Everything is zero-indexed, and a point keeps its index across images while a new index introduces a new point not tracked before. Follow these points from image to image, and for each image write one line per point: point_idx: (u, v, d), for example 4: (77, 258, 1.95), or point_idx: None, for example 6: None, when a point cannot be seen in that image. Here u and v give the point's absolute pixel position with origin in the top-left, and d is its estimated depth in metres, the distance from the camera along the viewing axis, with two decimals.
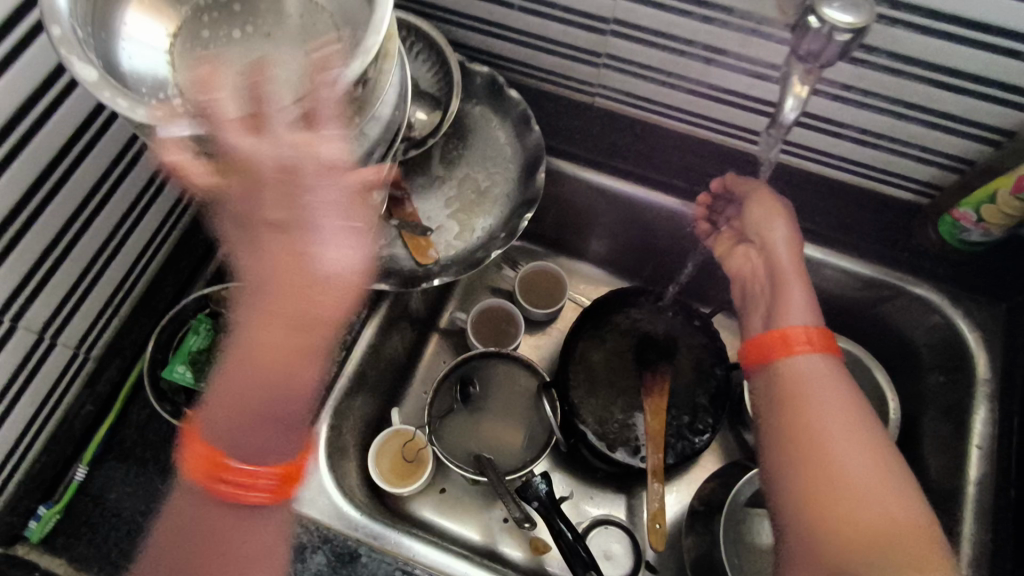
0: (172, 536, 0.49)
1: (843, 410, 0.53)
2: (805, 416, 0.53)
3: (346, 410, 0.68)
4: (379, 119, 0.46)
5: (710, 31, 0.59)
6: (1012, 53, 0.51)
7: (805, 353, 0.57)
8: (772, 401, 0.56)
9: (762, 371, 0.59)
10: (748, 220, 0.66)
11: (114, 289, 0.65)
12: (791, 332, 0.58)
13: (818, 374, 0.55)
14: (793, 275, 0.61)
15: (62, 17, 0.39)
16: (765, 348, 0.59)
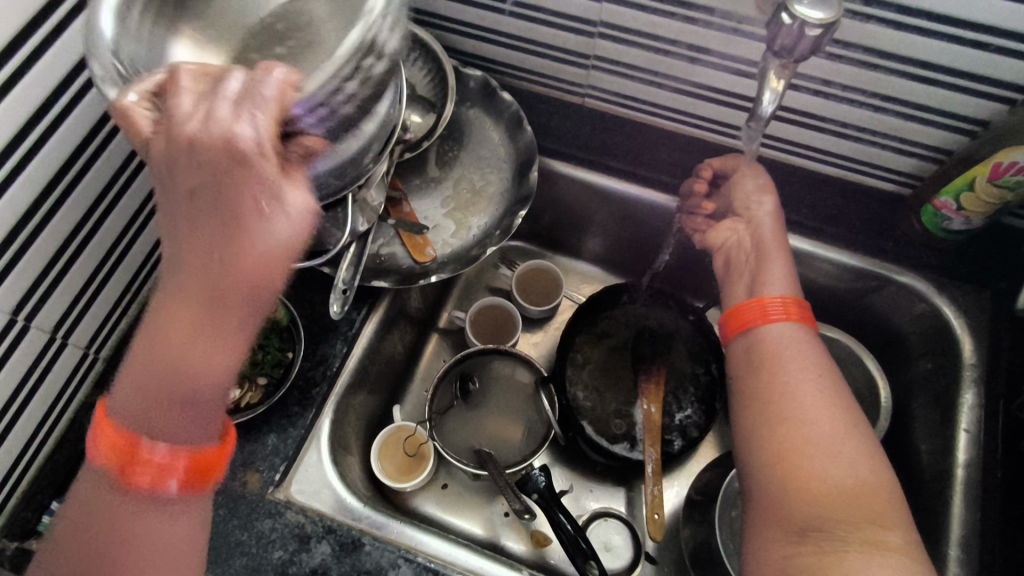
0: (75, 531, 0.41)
1: (809, 374, 0.54)
2: (776, 377, 0.54)
3: (348, 405, 0.69)
4: (375, 116, 0.48)
5: (693, 30, 0.61)
6: (980, 45, 0.53)
7: (782, 324, 0.58)
8: (747, 364, 0.58)
9: (738, 339, 0.60)
10: (737, 202, 0.68)
11: (123, 290, 0.67)
12: (767, 305, 0.59)
13: (788, 341, 0.57)
14: (773, 249, 0.63)
15: (100, 49, 0.39)
16: (745, 316, 0.61)
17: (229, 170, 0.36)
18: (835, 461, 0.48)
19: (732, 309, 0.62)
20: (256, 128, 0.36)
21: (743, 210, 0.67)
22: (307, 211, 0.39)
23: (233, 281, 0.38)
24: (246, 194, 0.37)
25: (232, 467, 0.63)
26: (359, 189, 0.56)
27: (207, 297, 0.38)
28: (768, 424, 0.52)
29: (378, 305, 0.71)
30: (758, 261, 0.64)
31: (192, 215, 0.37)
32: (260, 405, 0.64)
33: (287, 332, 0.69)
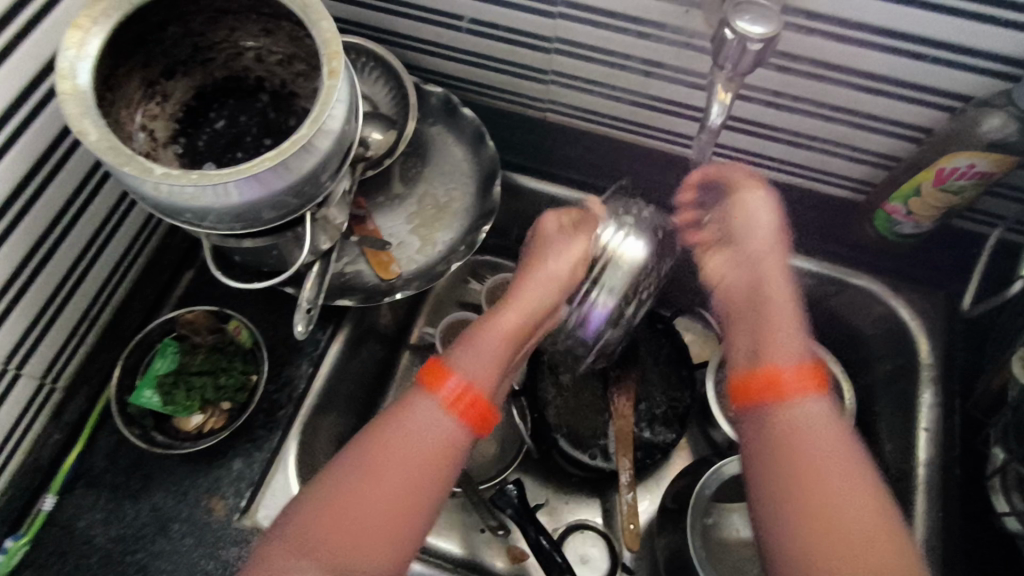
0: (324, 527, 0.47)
1: (843, 470, 0.47)
2: (807, 464, 0.46)
3: (317, 426, 0.67)
4: (328, 133, 0.48)
5: (646, 45, 0.63)
6: (915, 55, 0.55)
7: (805, 405, 0.49)
8: (766, 438, 0.49)
9: (754, 414, 0.50)
10: (734, 239, 0.60)
11: (80, 316, 0.65)
12: (791, 381, 0.49)
13: (817, 429, 0.48)
14: (766, 279, 0.57)
15: (304, 298, 0.61)
16: (754, 384, 0.51)
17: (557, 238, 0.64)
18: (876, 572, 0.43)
19: (739, 379, 0.51)
20: (554, 222, 0.65)
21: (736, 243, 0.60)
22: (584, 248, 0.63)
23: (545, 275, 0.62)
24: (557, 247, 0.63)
25: (198, 495, 0.62)
26: (318, 206, 0.55)
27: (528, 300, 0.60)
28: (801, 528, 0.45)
29: (343, 325, 0.71)
30: (752, 302, 0.56)
31: (553, 260, 0.62)
32: (223, 429, 0.63)
33: (251, 356, 0.67)
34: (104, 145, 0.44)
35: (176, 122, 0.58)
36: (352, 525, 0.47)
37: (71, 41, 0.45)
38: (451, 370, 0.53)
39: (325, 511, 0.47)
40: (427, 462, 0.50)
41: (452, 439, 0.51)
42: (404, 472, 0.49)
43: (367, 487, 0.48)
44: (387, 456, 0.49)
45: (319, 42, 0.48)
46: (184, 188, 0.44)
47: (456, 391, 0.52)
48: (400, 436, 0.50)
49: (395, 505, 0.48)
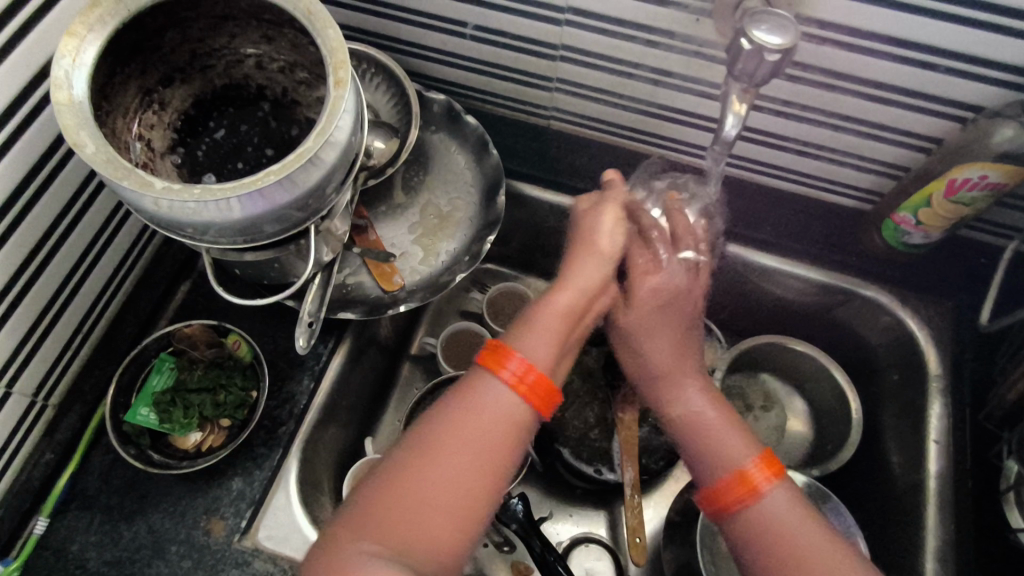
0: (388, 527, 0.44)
1: (824, 546, 0.48)
2: (796, 559, 0.47)
3: (318, 441, 0.65)
4: (334, 145, 0.47)
5: (655, 54, 0.62)
6: (929, 66, 0.54)
7: (769, 491, 0.50)
8: (752, 551, 0.49)
9: (732, 521, 0.51)
10: (657, 351, 0.60)
11: (72, 331, 0.63)
12: (748, 474, 0.51)
13: (787, 512, 0.49)
14: (685, 373, 0.58)
15: (305, 312, 0.59)
16: (726, 497, 0.51)
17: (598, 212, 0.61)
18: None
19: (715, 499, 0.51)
20: (596, 197, 0.62)
21: (642, 363, 0.60)
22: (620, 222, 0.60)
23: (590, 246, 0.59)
24: (599, 223, 0.60)
25: (196, 516, 0.60)
26: (321, 219, 0.53)
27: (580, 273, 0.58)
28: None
29: (345, 338, 0.69)
30: (680, 414, 0.57)
31: (600, 234, 0.60)
32: (221, 449, 0.61)
33: (250, 371, 0.65)
34: (102, 158, 0.42)
35: (174, 131, 0.56)
36: (420, 507, 0.45)
37: (67, 49, 0.43)
38: (511, 351, 0.51)
39: (390, 505, 0.45)
40: (495, 443, 0.48)
41: (519, 420, 0.49)
42: (472, 453, 0.47)
43: (436, 467, 0.46)
44: (456, 431, 0.48)
45: (324, 51, 0.46)
46: (186, 203, 0.43)
47: (519, 372, 0.50)
48: (467, 415, 0.48)
49: (466, 485, 0.47)
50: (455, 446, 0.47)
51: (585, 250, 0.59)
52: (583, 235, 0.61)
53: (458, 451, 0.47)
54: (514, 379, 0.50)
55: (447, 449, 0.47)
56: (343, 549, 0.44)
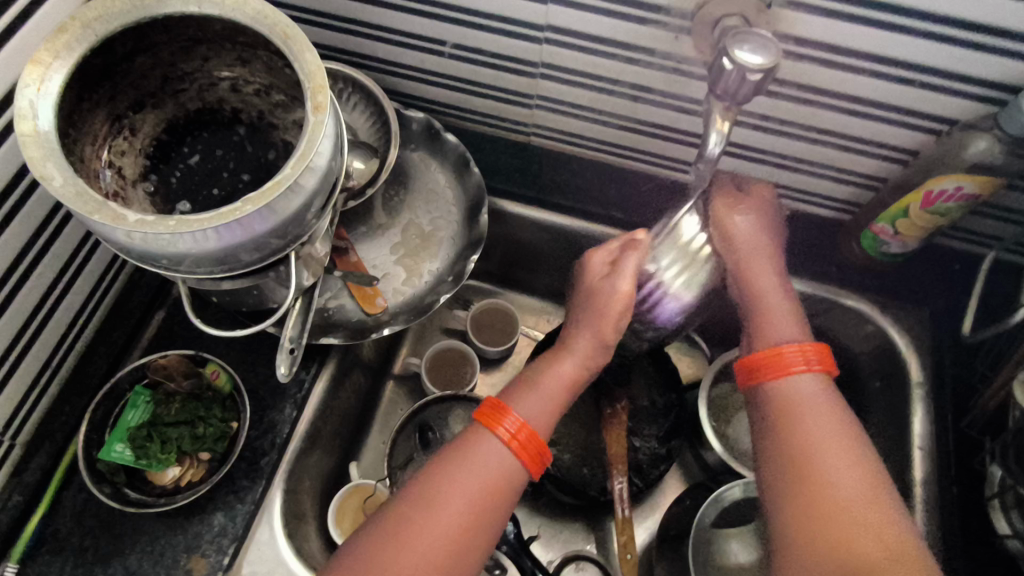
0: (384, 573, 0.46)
1: (836, 429, 0.50)
2: (801, 425, 0.50)
3: (302, 471, 0.63)
4: (315, 171, 0.45)
5: (633, 71, 0.62)
6: (904, 81, 0.55)
7: (800, 374, 0.53)
8: (763, 415, 0.52)
9: (757, 389, 0.54)
10: (734, 242, 0.61)
11: (41, 366, 0.61)
12: (787, 352, 0.54)
13: (816, 395, 0.52)
14: (767, 258, 0.61)
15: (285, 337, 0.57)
16: (760, 365, 0.55)
17: (611, 276, 0.60)
18: (874, 528, 0.45)
19: (745, 360, 0.56)
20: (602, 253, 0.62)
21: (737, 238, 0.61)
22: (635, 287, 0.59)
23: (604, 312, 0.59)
24: (615, 287, 0.59)
25: (176, 554, 0.58)
26: (303, 243, 0.52)
27: (589, 347, 0.59)
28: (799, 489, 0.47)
29: (328, 363, 0.67)
30: (751, 295, 0.60)
31: (611, 305, 0.58)
32: (201, 484, 0.60)
33: (230, 402, 0.63)
34: (71, 191, 0.41)
35: (146, 157, 0.55)
36: (416, 554, 0.46)
37: (31, 77, 0.42)
38: (507, 412, 0.53)
39: (384, 551, 0.46)
40: (490, 494, 0.49)
41: (514, 472, 0.51)
42: (466, 504, 0.49)
43: (430, 514, 0.48)
44: (448, 475, 0.50)
45: (302, 76, 0.45)
46: (159, 235, 0.41)
47: (513, 430, 0.52)
48: (462, 466, 0.50)
49: (456, 538, 0.48)
50: (447, 491, 0.49)
51: (595, 325, 0.59)
52: (588, 309, 0.60)
53: (450, 497, 0.49)
54: (507, 436, 0.52)
55: (439, 493, 0.49)
56: None
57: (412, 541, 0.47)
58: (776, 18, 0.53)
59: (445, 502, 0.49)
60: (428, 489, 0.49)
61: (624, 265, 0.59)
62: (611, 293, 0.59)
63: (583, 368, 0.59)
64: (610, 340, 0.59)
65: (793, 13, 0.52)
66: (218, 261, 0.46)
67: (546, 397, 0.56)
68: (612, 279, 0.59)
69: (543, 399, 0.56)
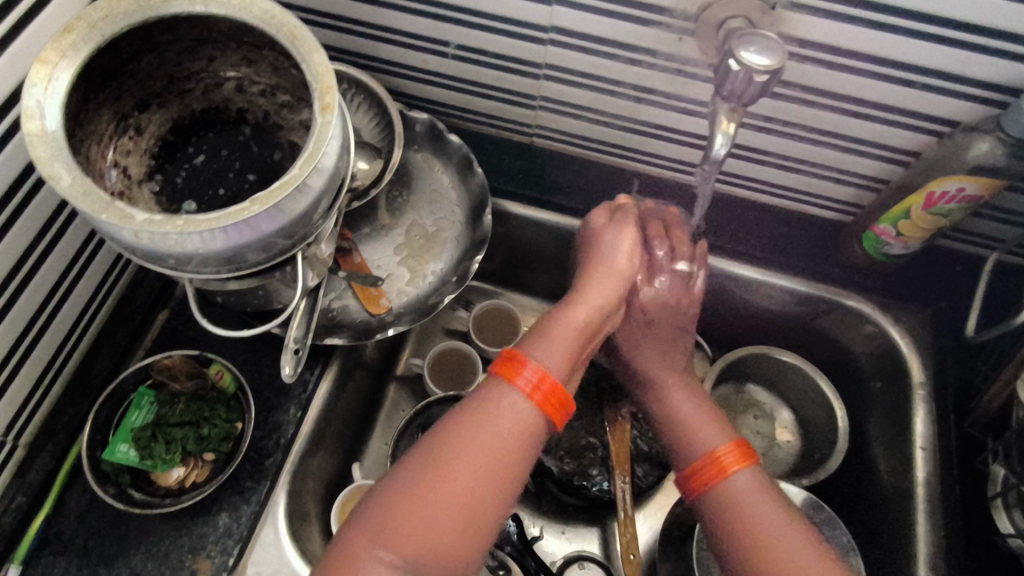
0: (404, 525, 0.45)
1: (780, 522, 0.52)
2: (753, 529, 0.52)
3: (306, 471, 0.63)
4: (322, 171, 0.46)
5: (637, 72, 0.62)
6: (907, 83, 0.56)
7: (735, 472, 0.56)
8: (717, 526, 0.54)
9: (705, 499, 0.56)
10: (645, 342, 0.67)
11: (44, 366, 0.60)
12: (716, 459, 0.56)
13: (750, 489, 0.55)
14: (676, 377, 0.65)
15: (290, 337, 0.57)
16: (701, 476, 0.57)
17: (610, 232, 0.65)
18: None
19: (688, 471, 0.58)
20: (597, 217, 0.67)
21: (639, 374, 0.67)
22: (631, 237, 0.64)
23: (605, 260, 0.63)
24: (611, 239, 0.64)
25: (181, 555, 0.58)
26: (309, 244, 0.52)
27: (598, 284, 0.61)
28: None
29: (331, 363, 0.67)
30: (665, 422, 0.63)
31: (609, 252, 0.63)
32: (206, 484, 0.59)
33: (234, 402, 0.63)
34: (79, 190, 0.41)
35: (151, 157, 0.55)
36: (435, 509, 0.46)
37: (38, 77, 0.42)
38: (528, 359, 0.53)
39: (403, 507, 0.46)
40: (509, 450, 0.49)
41: (534, 425, 0.51)
42: (485, 461, 0.48)
43: (448, 469, 0.47)
44: (466, 431, 0.49)
45: (309, 76, 0.46)
46: (167, 234, 0.41)
47: (534, 381, 0.52)
48: (480, 422, 0.50)
49: (475, 493, 0.47)
50: (466, 448, 0.48)
51: (597, 270, 0.62)
52: (591, 259, 0.64)
53: (469, 454, 0.48)
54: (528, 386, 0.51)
55: (458, 450, 0.48)
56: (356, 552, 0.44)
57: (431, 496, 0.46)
58: (780, 19, 0.53)
59: (464, 458, 0.48)
60: (447, 446, 0.49)
61: (620, 223, 0.65)
62: (611, 241, 0.64)
63: (598, 314, 0.59)
64: (615, 282, 0.62)
65: (797, 15, 0.52)
66: (225, 260, 0.46)
67: (569, 345, 0.56)
68: (611, 233, 0.65)
69: (568, 335, 0.56)
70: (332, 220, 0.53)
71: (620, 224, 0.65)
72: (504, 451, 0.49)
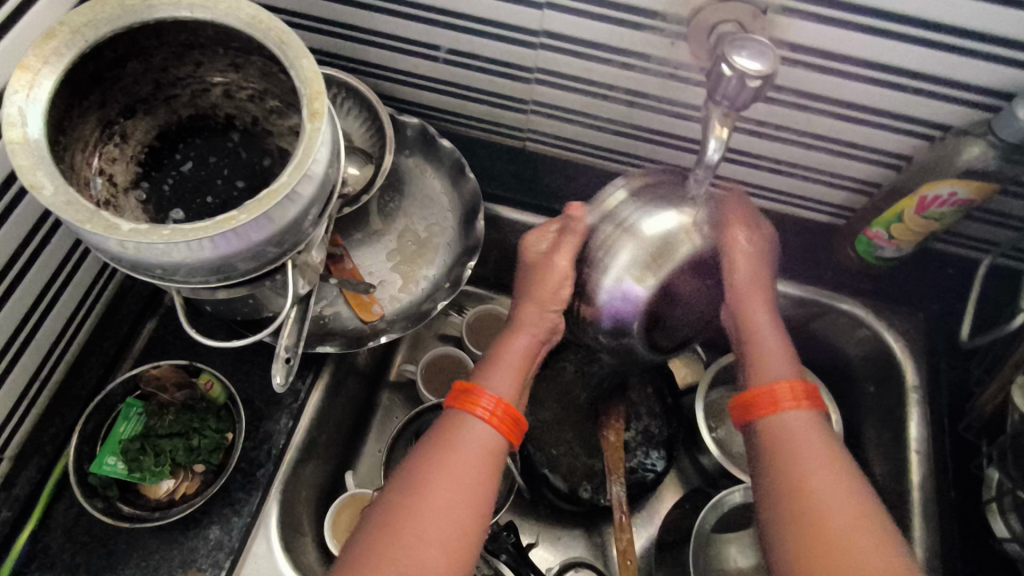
0: (390, 553, 0.45)
1: (825, 459, 0.49)
2: (795, 456, 0.49)
3: (298, 481, 0.62)
4: (311, 178, 0.45)
5: (629, 76, 0.62)
6: (899, 88, 0.56)
7: (790, 408, 0.52)
8: (759, 456, 0.52)
9: (754, 425, 0.53)
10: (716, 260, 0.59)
11: (29, 377, 0.59)
12: (779, 388, 0.53)
13: (805, 430, 0.51)
14: (765, 291, 0.59)
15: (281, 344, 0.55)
16: (753, 401, 0.54)
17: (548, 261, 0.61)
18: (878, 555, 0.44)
19: (742, 394, 0.54)
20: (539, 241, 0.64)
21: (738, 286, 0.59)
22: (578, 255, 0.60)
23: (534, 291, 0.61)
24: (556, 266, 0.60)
25: (170, 568, 0.57)
26: (299, 252, 0.51)
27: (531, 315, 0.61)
28: (793, 521, 0.47)
29: (322, 372, 0.66)
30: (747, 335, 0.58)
31: (546, 278, 0.61)
32: (197, 497, 0.58)
33: (224, 412, 0.63)
34: (62, 200, 0.40)
35: (138, 164, 0.54)
36: (419, 531, 0.47)
37: (19, 84, 0.41)
38: (483, 392, 0.54)
39: (388, 535, 0.46)
40: (481, 473, 0.50)
41: (492, 450, 0.52)
42: (457, 487, 0.49)
43: (427, 495, 0.48)
44: (441, 458, 0.50)
45: (298, 83, 0.45)
46: (153, 244, 0.40)
47: (490, 409, 0.53)
48: (444, 454, 0.50)
49: (456, 516, 0.48)
50: (442, 474, 0.49)
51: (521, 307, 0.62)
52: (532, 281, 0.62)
53: (444, 480, 0.49)
54: (486, 416, 0.53)
55: (433, 477, 0.49)
56: None
57: (412, 523, 0.47)
58: (772, 23, 0.53)
59: (440, 484, 0.49)
60: (419, 475, 0.50)
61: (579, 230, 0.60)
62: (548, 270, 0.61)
63: (527, 341, 0.60)
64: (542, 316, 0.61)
65: (789, 19, 0.52)
66: (214, 271, 0.45)
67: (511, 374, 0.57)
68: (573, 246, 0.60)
69: (504, 365, 0.58)
70: (323, 229, 0.52)
71: (555, 249, 0.61)
72: (476, 477, 0.50)
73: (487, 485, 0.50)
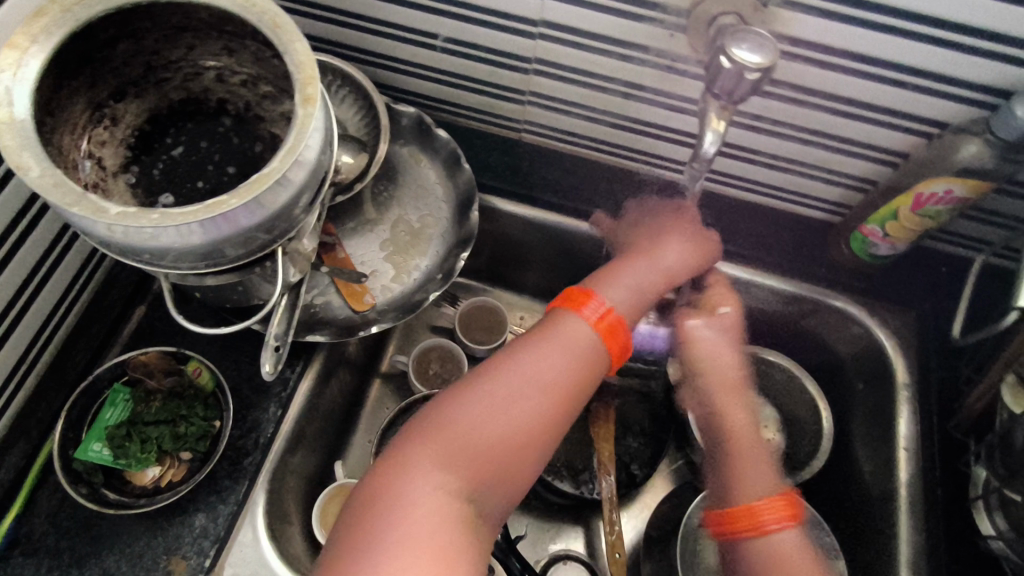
0: (462, 426, 0.48)
1: None
2: None
3: (285, 470, 0.62)
4: (304, 163, 0.44)
5: (627, 68, 0.61)
6: (897, 83, 0.55)
7: (778, 530, 0.52)
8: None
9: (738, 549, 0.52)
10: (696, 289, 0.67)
11: (15, 361, 0.59)
12: (762, 507, 0.53)
13: (798, 551, 0.51)
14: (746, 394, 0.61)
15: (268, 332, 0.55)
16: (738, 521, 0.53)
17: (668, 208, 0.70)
18: None
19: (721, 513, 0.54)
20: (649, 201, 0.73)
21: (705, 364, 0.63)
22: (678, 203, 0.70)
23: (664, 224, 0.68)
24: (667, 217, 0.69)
25: (155, 556, 0.57)
26: (290, 239, 0.50)
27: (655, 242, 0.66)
28: None
29: (313, 362, 0.66)
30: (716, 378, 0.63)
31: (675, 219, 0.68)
32: (184, 484, 0.58)
33: (213, 400, 0.62)
34: (49, 181, 0.39)
35: (127, 148, 0.53)
36: (494, 414, 0.49)
37: (6, 62, 0.40)
38: (594, 296, 0.58)
39: (466, 409, 0.49)
40: (567, 374, 0.53)
41: (602, 351, 0.55)
42: (542, 381, 0.52)
43: (513, 382, 0.51)
44: (533, 351, 0.53)
45: (292, 67, 0.44)
46: (141, 228, 0.40)
47: (599, 313, 0.56)
48: (545, 344, 0.54)
49: (535, 405, 0.51)
50: (535, 366, 0.52)
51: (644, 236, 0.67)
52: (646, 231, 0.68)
53: (532, 372, 0.52)
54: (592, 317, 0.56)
55: (524, 368, 0.52)
56: (408, 448, 0.47)
57: (491, 404, 0.50)
58: (773, 16, 0.53)
59: (527, 375, 0.52)
60: (510, 364, 0.53)
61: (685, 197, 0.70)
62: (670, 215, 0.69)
63: (663, 269, 0.64)
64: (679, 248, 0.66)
65: (790, 13, 0.52)
66: (204, 255, 0.44)
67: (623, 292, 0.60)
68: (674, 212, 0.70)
69: (647, 287, 0.62)
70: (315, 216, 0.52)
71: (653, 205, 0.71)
72: (561, 373, 0.53)
73: (570, 385, 0.53)
